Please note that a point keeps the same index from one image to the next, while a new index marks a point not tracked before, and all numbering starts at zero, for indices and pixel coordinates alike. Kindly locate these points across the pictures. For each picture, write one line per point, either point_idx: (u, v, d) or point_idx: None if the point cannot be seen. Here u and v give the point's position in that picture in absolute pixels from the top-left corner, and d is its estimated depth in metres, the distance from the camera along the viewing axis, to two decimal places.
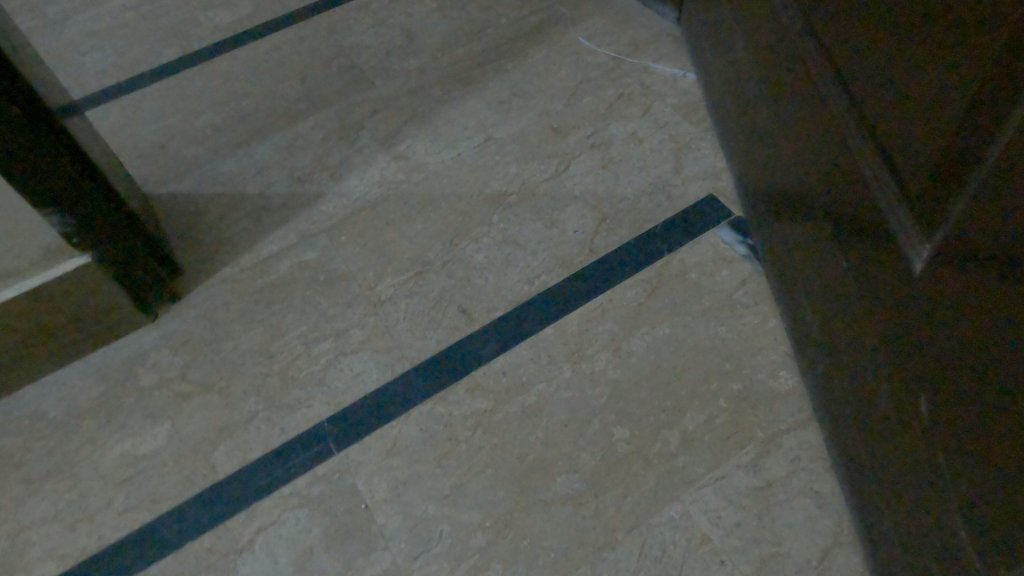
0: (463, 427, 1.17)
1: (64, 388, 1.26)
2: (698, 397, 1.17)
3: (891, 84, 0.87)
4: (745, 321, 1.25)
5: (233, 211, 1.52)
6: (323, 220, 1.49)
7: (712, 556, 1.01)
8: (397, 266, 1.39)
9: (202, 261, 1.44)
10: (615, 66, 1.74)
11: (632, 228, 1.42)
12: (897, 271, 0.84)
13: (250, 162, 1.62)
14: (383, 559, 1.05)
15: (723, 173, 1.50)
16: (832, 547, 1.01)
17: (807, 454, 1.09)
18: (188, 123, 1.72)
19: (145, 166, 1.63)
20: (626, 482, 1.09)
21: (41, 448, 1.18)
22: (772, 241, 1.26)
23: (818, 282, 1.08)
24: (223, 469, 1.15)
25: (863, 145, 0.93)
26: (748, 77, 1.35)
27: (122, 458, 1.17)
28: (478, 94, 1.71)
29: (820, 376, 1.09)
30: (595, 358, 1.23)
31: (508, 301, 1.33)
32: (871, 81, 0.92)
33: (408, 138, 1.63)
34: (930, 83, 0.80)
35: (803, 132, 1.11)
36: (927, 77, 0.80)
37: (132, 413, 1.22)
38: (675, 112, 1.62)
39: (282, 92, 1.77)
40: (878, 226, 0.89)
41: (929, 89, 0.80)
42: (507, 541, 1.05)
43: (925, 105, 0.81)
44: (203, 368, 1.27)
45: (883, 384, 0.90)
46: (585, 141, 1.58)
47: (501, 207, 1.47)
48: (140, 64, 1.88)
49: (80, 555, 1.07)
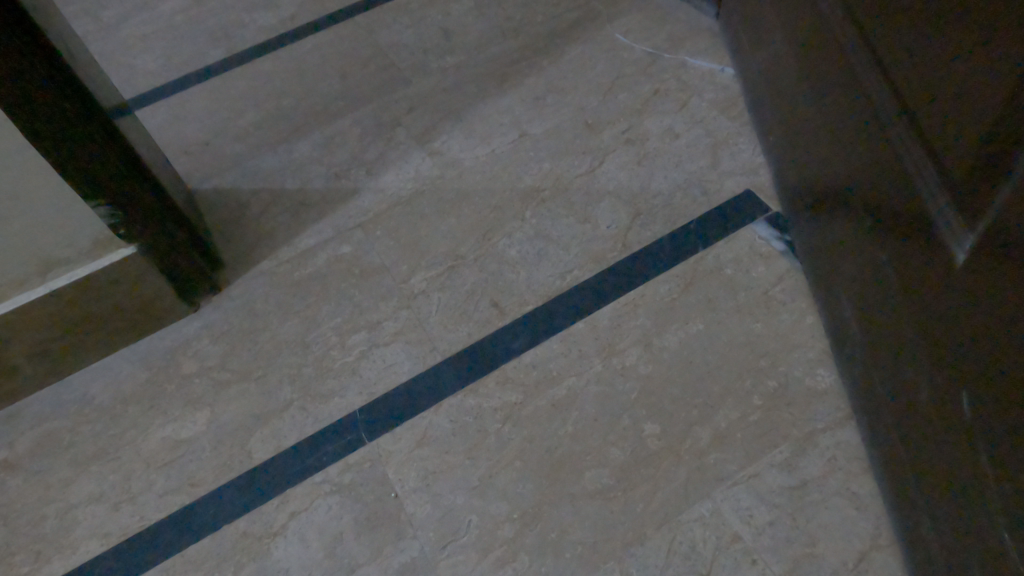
0: (492, 419, 1.17)
1: (111, 374, 1.31)
2: (732, 394, 1.15)
3: (935, 70, 0.84)
4: (781, 318, 1.22)
5: (273, 206, 1.56)
6: (359, 215, 1.51)
7: (743, 555, 0.99)
8: (431, 260, 1.41)
9: (242, 254, 1.48)
10: (652, 62, 1.73)
11: (666, 223, 1.40)
12: (937, 265, 0.81)
13: (290, 158, 1.66)
14: (411, 548, 1.06)
15: (761, 168, 1.47)
16: (868, 550, 0.98)
17: (844, 454, 1.06)
18: (231, 121, 1.77)
19: (190, 163, 1.68)
20: (656, 477, 1.08)
21: (89, 431, 1.23)
22: (810, 236, 1.23)
23: (857, 276, 1.05)
24: (259, 455, 1.18)
25: (905, 134, 0.90)
26: (787, 69, 1.32)
27: (164, 443, 1.21)
28: (513, 91, 1.71)
29: (859, 373, 1.06)
30: (626, 353, 1.22)
31: (540, 296, 1.32)
32: (911, 69, 0.89)
33: (444, 134, 1.65)
34: (970, 69, 0.77)
35: (843, 124, 1.08)
36: (967, 64, 0.78)
37: (174, 400, 1.26)
38: (712, 108, 1.60)
39: (322, 91, 1.81)
40: (917, 218, 0.86)
41: (974, 75, 0.76)
42: (534, 533, 1.05)
43: (964, 92, 0.78)
44: (241, 357, 1.31)
45: (922, 380, 0.87)
46: (619, 136, 1.57)
47: (535, 202, 1.48)
48: (188, 65, 1.95)
49: (122, 534, 1.12)
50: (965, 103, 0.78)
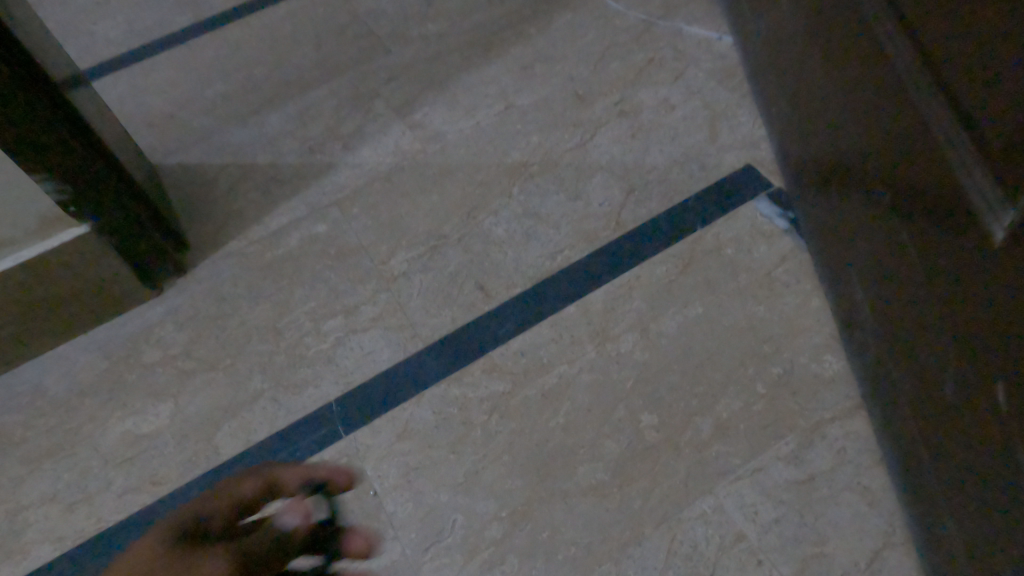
0: (478, 410, 1.09)
1: (66, 364, 1.21)
2: (734, 382, 1.08)
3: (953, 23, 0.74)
4: (785, 301, 1.15)
5: (242, 182, 1.46)
6: (335, 192, 1.41)
7: (748, 555, 0.93)
8: (412, 240, 1.32)
9: (209, 234, 1.38)
10: (646, 29, 1.63)
11: (662, 200, 1.32)
12: (970, 244, 0.73)
13: (261, 132, 1.55)
14: (391, 550, 0.98)
15: (761, 142, 1.39)
16: (881, 548, 0.92)
17: (854, 446, 1.00)
18: (198, 92, 1.65)
19: (153, 137, 1.57)
20: (654, 472, 1.01)
21: (41, 426, 1.14)
22: (817, 213, 1.15)
23: (871, 255, 0.97)
24: (227, 451, 1.10)
25: (924, 95, 0.80)
26: (790, 34, 1.23)
27: (123, 438, 1.12)
28: (499, 61, 1.61)
29: (871, 360, 0.99)
30: (621, 339, 1.14)
31: (528, 278, 1.24)
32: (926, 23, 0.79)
33: (426, 106, 1.55)
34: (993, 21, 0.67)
35: (852, 90, 0.99)
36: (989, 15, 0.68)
37: (134, 391, 1.17)
38: (709, 78, 1.51)
39: (295, 60, 1.69)
40: (944, 191, 0.77)
41: (997, 29, 0.67)
42: (525, 533, 0.98)
43: (989, 48, 0.69)
44: (207, 345, 1.21)
45: (947, 370, 0.80)
46: (612, 108, 1.48)
47: (523, 178, 1.39)
48: (151, 32, 1.82)
49: (77, 538, 1.03)
50: (992, 59, 0.69)
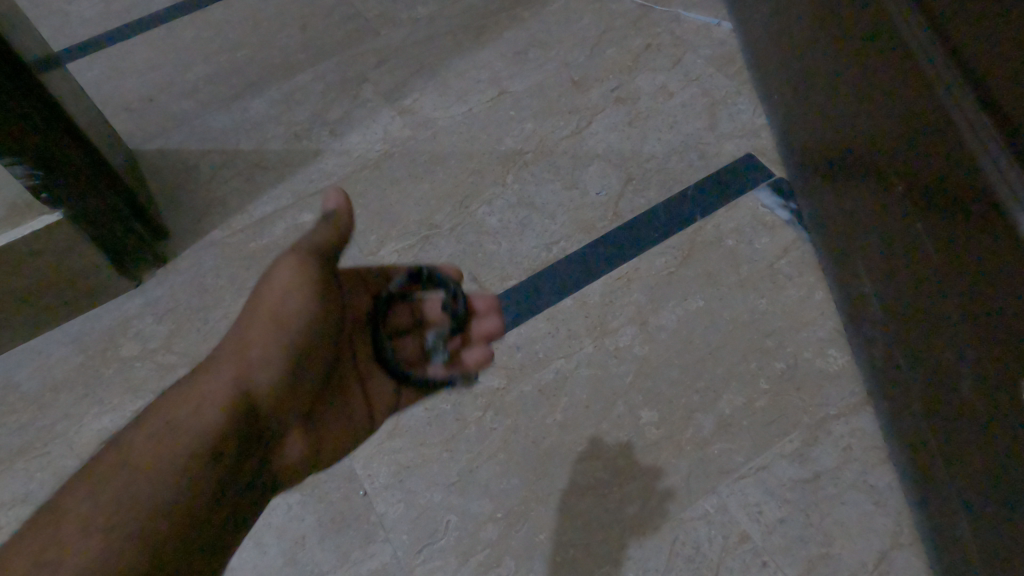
0: (472, 407, 1.05)
1: (39, 357, 1.16)
2: (736, 377, 1.04)
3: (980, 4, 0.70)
4: (788, 294, 1.12)
5: (225, 169, 1.40)
6: (322, 179, 1.36)
7: (753, 556, 0.90)
8: (402, 230, 1.27)
9: (191, 222, 1.32)
10: (643, 15, 1.58)
11: (660, 189, 1.29)
12: (993, 236, 0.69)
13: (244, 117, 1.49)
14: (382, 553, 0.94)
15: (762, 131, 1.36)
16: (889, 549, 0.90)
17: (860, 444, 0.97)
18: (178, 75, 1.59)
19: (131, 121, 1.50)
20: (654, 471, 0.98)
21: (13, 423, 1.09)
22: (824, 204, 1.12)
23: (882, 246, 0.94)
24: None
25: (939, 81, 0.76)
26: (794, 19, 1.19)
27: (100, 435, 1.07)
28: (492, 45, 1.56)
29: (879, 356, 0.96)
30: (620, 333, 1.10)
31: (524, 269, 1.20)
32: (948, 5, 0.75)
33: (416, 91, 1.50)
34: None
35: (861, 75, 0.95)
36: None
37: (112, 386, 1.11)
38: (708, 65, 1.47)
39: (280, 43, 1.63)
40: (959, 182, 0.73)
41: None
42: (522, 534, 0.94)
43: None
44: (188, 339, 1.16)
45: (962, 367, 0.77)
46: (608, 95, 1.44)
47: (516, 166, 1.34)
48: (128, 13, 1.75)
49: None
50: None
